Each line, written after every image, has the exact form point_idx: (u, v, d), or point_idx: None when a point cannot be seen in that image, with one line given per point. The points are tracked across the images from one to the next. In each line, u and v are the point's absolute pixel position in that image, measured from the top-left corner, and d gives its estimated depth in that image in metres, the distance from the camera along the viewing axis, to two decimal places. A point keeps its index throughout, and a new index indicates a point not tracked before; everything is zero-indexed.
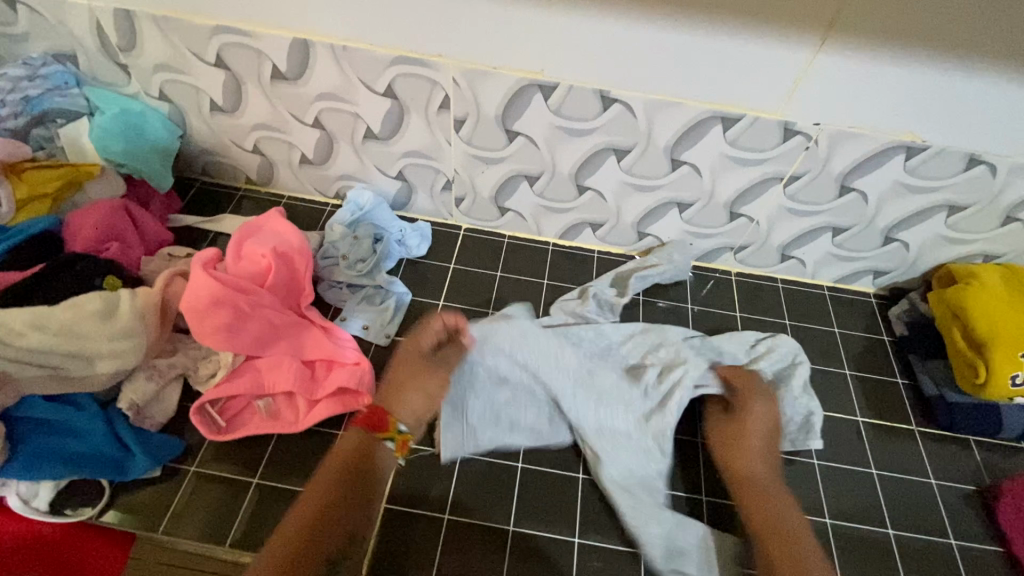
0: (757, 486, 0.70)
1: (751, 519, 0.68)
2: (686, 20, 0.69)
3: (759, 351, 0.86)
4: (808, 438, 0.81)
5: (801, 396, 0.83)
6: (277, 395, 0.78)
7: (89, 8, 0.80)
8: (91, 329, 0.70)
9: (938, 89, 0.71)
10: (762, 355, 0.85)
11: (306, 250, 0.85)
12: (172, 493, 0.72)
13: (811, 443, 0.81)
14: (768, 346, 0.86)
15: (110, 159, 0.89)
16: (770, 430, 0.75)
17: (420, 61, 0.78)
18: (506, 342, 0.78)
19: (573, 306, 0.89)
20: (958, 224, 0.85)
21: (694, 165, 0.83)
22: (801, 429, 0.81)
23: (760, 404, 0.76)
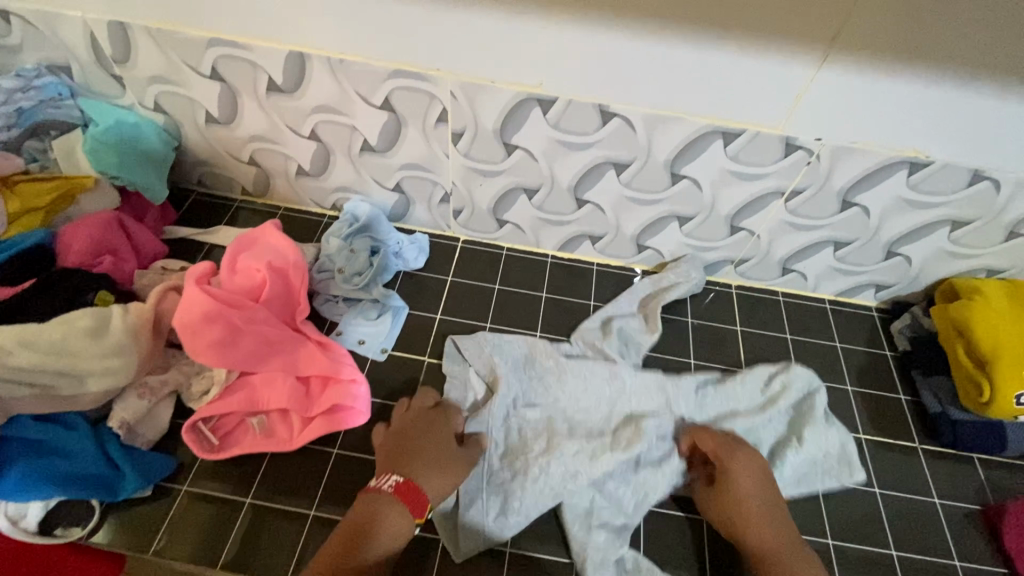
0: (778, 557, 0.66)
1: None
2: (687, 35, 0.68)
3: (774, 391, 0.84)
4: (851, 471, 0.79)
5: (830, 428, 0.81)
6: (270, 412, 0.77)
7: (83, 21, 0.79)
8: (81, 347, 0.69)
9: (942, 104, 0.70)
10: (778, 395, 0.83)
11: (300, 264, 0.83)
12: (163, 513, 0.70)
13: (857, 477, 0.79)
14: (783, 382, 0.84)
15: (103, 171, 0.86)
16: (763, 483, 0.72)
17: (418, 75, 0.77)
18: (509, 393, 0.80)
19: (594, 339, 0.87)
20: (961, 238, 0.84)
21: (694, 179, 0.82)
22: (843, 463, 0.79)
23: (745, 457, 0.73)
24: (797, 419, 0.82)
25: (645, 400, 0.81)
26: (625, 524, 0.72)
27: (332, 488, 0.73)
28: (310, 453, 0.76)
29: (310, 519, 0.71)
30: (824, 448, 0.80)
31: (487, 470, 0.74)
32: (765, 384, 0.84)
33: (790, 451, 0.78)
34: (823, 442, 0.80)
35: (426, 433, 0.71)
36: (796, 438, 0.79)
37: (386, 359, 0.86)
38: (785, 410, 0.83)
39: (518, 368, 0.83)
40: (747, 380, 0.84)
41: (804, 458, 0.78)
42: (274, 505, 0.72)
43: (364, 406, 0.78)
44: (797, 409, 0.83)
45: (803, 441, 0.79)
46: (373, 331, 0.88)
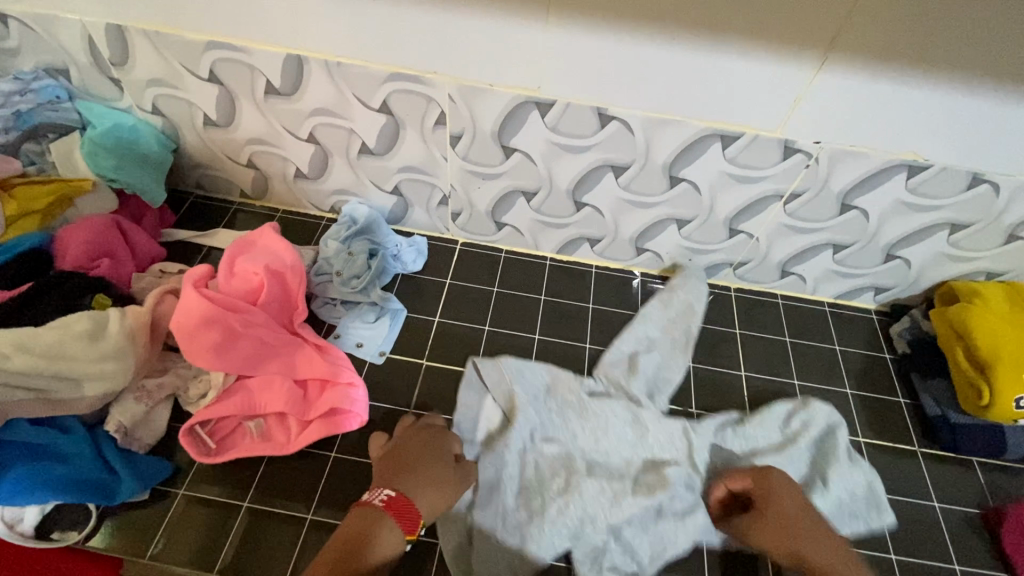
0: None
1: None
2: (684, 38, 0.68)
3: (795, 430, 0.80)
4: (880, 513, 0.76)
5: (853, 467, 0.78)
6: (268, 415, 0.76)
7: (81, 24, 0.79)
8: (78, 351, 0.69)
9: (940, 107, 0.70)
10: (798, 435, 0.80)
11: (298, 267, 0.83)
12: (160, 517, 0.70)
13: (885, 519, 0.76)
14: (804, 419, 0.81)
15: (101, 174, 0.87)
16: (804, 506, 0.67)
17: (416, 78, 0.77)
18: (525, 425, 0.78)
19: (620, 377, 0.84)
20: (960, 241, 0.84)
21: (692, 182, 0.82)
22: (872, 504, 0.77)
23: (778, 481, 0.69)
24: (820, 457, 0.79)
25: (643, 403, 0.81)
26: (632, 566, 0.70)
27: (329, 493, 0.73)
28: (308, 456, 0.76)
29: (307, 524, 0.71)
30: (850, 488, 0.77)
31: (502, 512, 0.72)
32: (783, 423, 0.81)
33: (814, 495, 0.75)
34: (849, 479, 0.77)
35: (421, 447, 0.69)
36: (821, 480, 0.76)
37: (384, 361, 0.85)
38: (810, 445, 0.80)
39: (532, 390, 0.81)
40: (767, 420, 0.81)
41: (830, 503, 0.75)
42: (271, 509, 0.72)
43: (362, 410, 0.77)
44: (818, 447, 0.80)
45: (828, 484, 0.76)
46: (371, 334, 0.87)
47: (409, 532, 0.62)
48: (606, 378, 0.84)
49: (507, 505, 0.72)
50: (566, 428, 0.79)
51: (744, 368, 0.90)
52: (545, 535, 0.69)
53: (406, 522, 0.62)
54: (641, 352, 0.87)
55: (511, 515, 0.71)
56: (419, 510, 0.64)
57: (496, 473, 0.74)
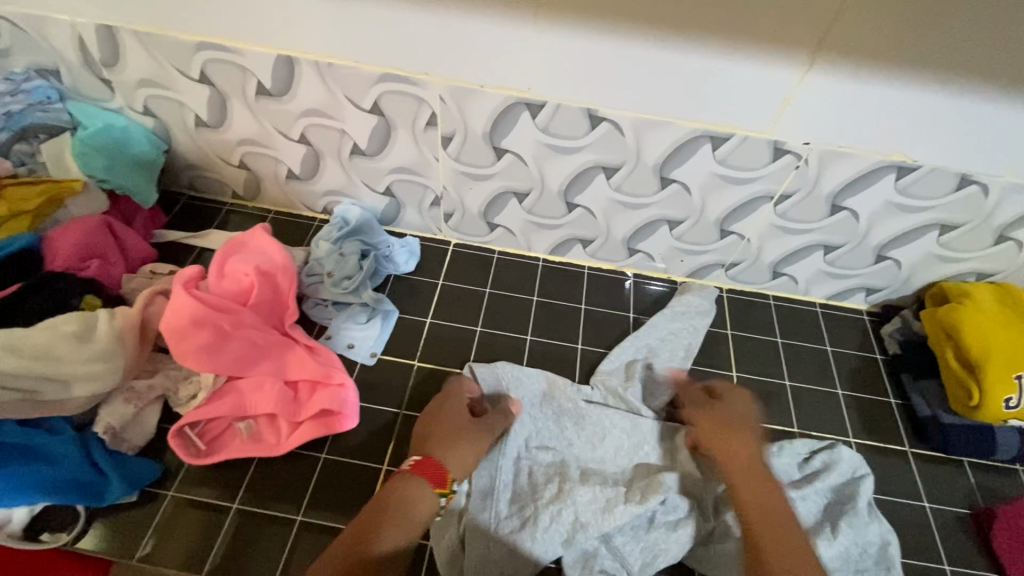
0: (751, 471, 0.67)
1: (742, 498, 0.65)
2: (672, 39, 0.68)
3: (814, 468, 0.77)
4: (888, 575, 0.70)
5: (869, 519, 0.73)
6: (258, 416, 0.76)
7: (71, 24, 0.79)
8: (67, 352, 0.69)
9: (929, 108, 0.70)
10: (817, 474, 0.77)
11: (289, 267, 0.83)
12: (149, 519, 0.70)
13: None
14: (825, 460, 0.78)
15: (92, 175, 0.87)
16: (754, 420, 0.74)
17: (407, 79, 0.77)
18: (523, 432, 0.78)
19: (617, 387, 0.83)
20: (950, 242, 0.85)
21: (683, 183, 0.82)
22: (880, 564, 0.71)
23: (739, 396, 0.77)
24: (836, 504, 0.75)
25: (634, 404, 0.81)
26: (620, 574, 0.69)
27: (320, 494, 0.73)
28: (298, 457, 0.76)
29: (297, 525, 0.71)
30: (861, 543, 0.72)
31: (495, 518, 0.70)
32: (803, 460, 0.78)
33: (821, 540, 0.71)
34: (863, 533, 0.72)
35: (444, 409, 0.73)
36: (831, 527, 0.72)
37: (375, 363, 0.85)
38: (825, 490, 0.76)
39: (526, 392, 0.81)
40: (784, 452, 0.78)
41: (838, 551, 0.71)
42: (261, 510, 0.71)
43: (353, 410, 0.77)
44: (836, 492, 0.76)
45: (838, 532, 0.71)
46: (362, 335, 0.87)
47: (440, 487, 0.65)
48: (598, 378, 0.84)
49: (498, 504, 0.71)
50: (557, 428, 0.79)
51: (736, 368, 0.90)
52: (536, 536, 0.68)
53: (433, 478, 0.65)
54: (634, 356, 0.87)
55: (503, 515, 0.71)
56: (446, 466, 0.66)
57: (488, 473, 0.73)
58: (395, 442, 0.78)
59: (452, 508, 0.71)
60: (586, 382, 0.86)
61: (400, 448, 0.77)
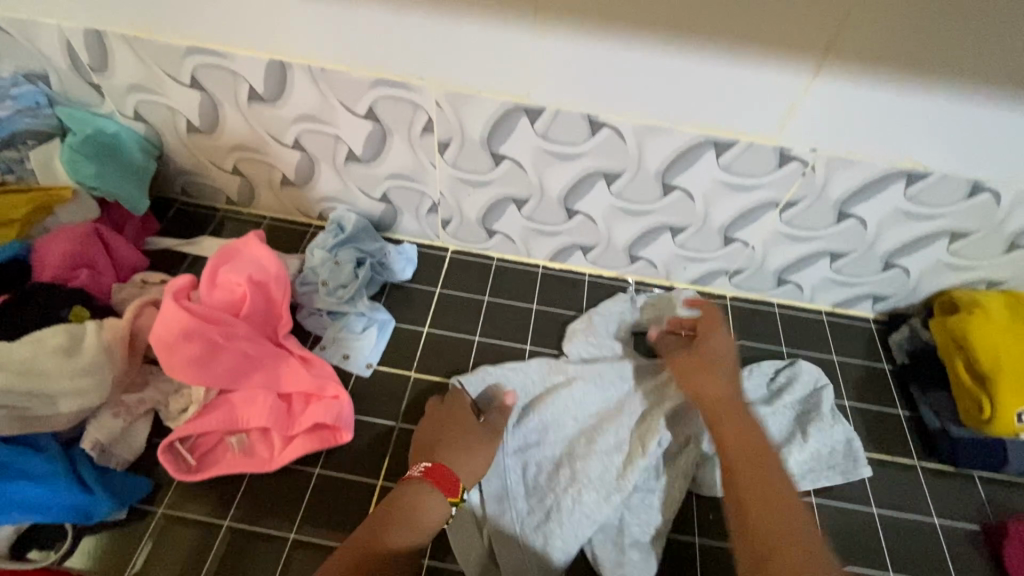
0: (727, 404, 0.69)
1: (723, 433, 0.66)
2: (674, 43, 0.66)
3: (781, 385, 0.84)
4: (857, 467, 0.79)
5: (835, 423, 0.81)
6: (251, 431, 0.74)
7: (59, 29, 0.77)
8: (53, 367, 0.67)
9: (939, 115, 0.68)
10: (784, 389, 0.83)
11: (283, 277, 0.81)
12: (139, 537, 0.68)
13: (862, 471, 0.79)
14: (789, 376, 0.84)
15: (82, 182, 0.84)
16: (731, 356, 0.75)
17: (402, 84, 0.75)
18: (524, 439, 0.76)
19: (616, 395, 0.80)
20: (961, 250, 0.82)
21: (686, 190, 0.80)
22: (848, 459, 0.79)
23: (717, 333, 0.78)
24: (803, 413, 0.81)
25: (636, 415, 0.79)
26: None
27: (313, 509, 0.71)
28: (291, 472, 0.74)
29: (290, 542, 0.69)
30: (830, 444, 0.80)
31: (517, 518, 0.70)
32: (770, 379, 0.84)
33: (794, 446, 0.77)
34: (830, 437, 0.80)
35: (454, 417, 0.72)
36: (801, 433, 0.79)
37: (371, 374, 0.83)
38: (792, 405, 0.82)
39: (519, 386, 0.80)
40: (754, 373, 0.84)
41: (809, 454, 0.78)
42: (254, 527, 0.70)
43: (347, 424, 0.75)
44: (801, 404, 0.83)
45: (808, 437, 0.78)
46: (357, 344, 0.85)
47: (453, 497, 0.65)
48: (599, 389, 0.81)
49: (516, 503, 0.71)
50: (557, 440, 0.76)
51: None
52: (562, 526, 0.68)
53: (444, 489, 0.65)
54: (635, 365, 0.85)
55: (523, 511, 0.71)
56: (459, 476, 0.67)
57: (498, 476, 0.72)
58: (390, 457, 0.76)
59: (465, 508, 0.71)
60: (583, 308, 0.93)
61: (396, 462, 0.76)
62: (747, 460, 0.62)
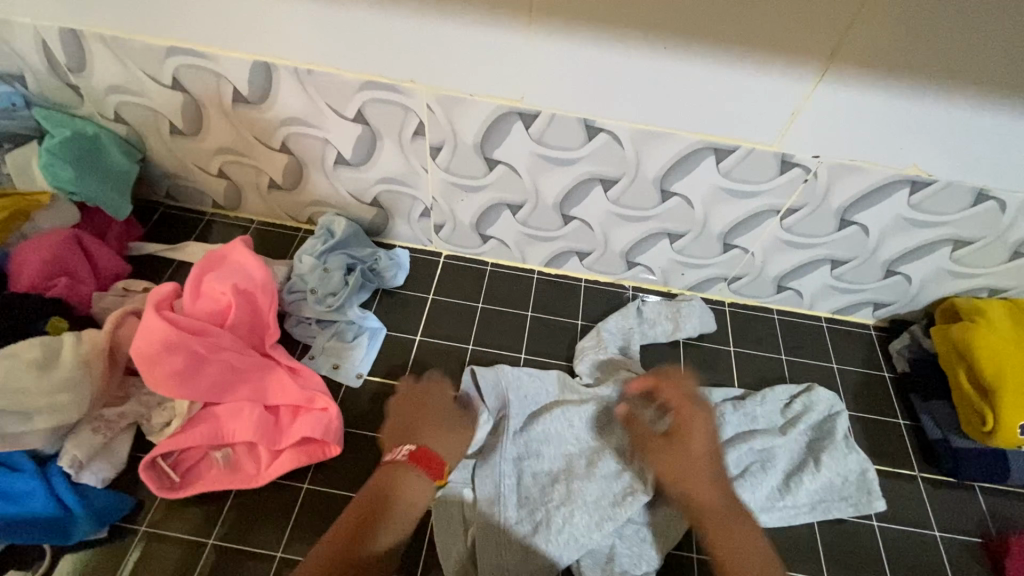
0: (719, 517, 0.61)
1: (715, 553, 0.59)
2: (675, 46, 0.64)
3: (795, 412, 0.81)
4: (871, 500, 0.76)
5: (848, 451, 0.78)
6: (236, 445, 0.72)
7: (34, 27, 0.74)
8: (29, 382, 0.65)
9: (946, 122, 0.66)
10: (799, 417, 0.81)
11: (270, 285, 0.79)
12: (119, 556, 0.66)
13: (875, 505, 0.76)
14: (804, 403, 0.82)
15: (60, 186, 0.81)
16: (713, 446, 0.66)
17: (392, 87, 0.73)
18: (526, 449, 0.74)
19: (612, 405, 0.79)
20: (963, 258, 0.81)
21: (685, 197, 0.78)
22: (863, 491, 0.76)
23: (697, 419, 0.67)
24: (816, 441, 0.79)
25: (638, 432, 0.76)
26: None
27: (303, 527, 0.69)
28: (278, 488, 0.72)
29: (277, 561, 0.67)
30: (843, 473, 0.77)
31: (505, 522, 0.68)
32: (784, 406, 0.82)
33: (805, 475, 0.76)
34: (841, 466, 0.77)
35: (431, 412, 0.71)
36: (814, 461, 0.77)
37: (361, 384, 0.81)
38: (805, 431, 0.80)
39: (528, 396, 0.78)
40: (767, 399, 0.81)
41: (821, 483, 0.76)
42: (240, 546, 0.68)
43: (336, 437, 0.73)
44: (817, 430, 0.81)
45: (821, 466, 0.76)
46: (348, 354, 0.83)
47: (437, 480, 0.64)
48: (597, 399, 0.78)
49: (506, 509, 0.69)
50: (551, 451, 0.74)
51: (739, 385, 0.86)
52: (551, 539, 0.67)
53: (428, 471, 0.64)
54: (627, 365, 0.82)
55: (512, 519, 0.69)
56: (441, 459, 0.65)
57: (491, 480, 0.71)
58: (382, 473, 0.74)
59: (457, 520, 0.70)
60: (587, 327, 0.90)
61: None
62: (722, 522, 0.61)
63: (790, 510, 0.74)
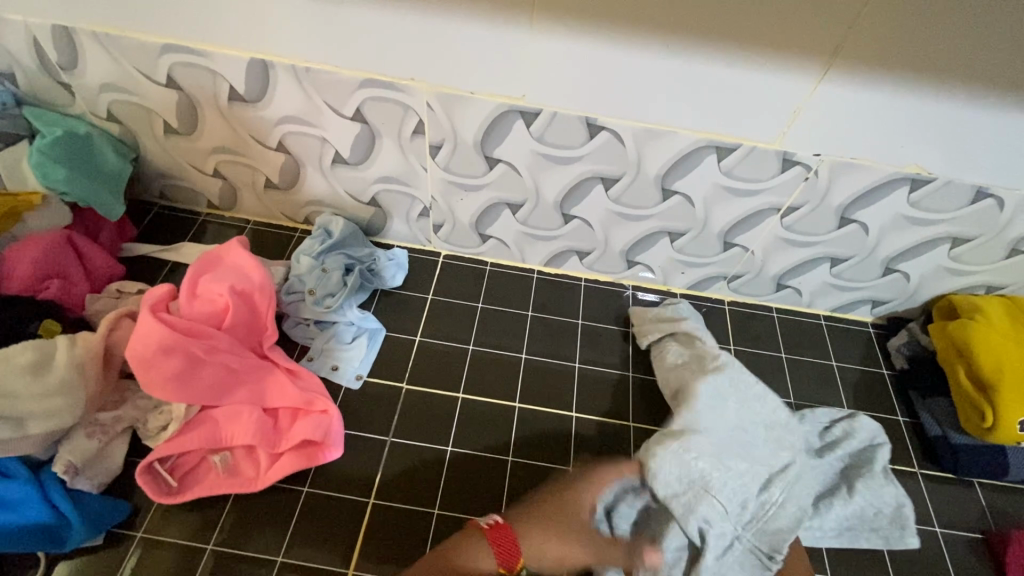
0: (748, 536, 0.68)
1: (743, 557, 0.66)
2: (678, 45, 0.64)
3: (835, 436, 0.79)
4: (904, 534, 0.73)
5: (885, 482, 0.75)
6: (235, 448, 0.71)
7: (24, 25, 0.73)
8: (21, 387, 0.63)
9: (946, 119, 0.66)
10: (837, 442, 0.78)
11: (267, 286, 0.78)
12: (116, 564, 0.65)
13: (908, 540, 0.73)
14: (846, 429, 0.79)
15: (52, 187, 0.79)
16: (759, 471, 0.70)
17: (391, 86, 0.72)
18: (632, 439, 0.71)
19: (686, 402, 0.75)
20: (960, 256, 0.81)
21: (686, 196, 0.78)
22: (895, 524, 0.73)
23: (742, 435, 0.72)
24: (851, 469, 0.76)
25: (750, 437, 0.72)
26: None
27: (301, 530, 0.68)
28: (277, 491, 0.71)
29: (278, 566, 0.66)
30: (875, 504, 0.74)
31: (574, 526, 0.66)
32: (824, 429, 0.80)
33: (836, 499, 0.73)
34: (877, 497, 0.74)
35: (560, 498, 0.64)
36: (847, 488, 0.74)
37: (361, 386, 0.80)
38: (843, 458, 0.77)
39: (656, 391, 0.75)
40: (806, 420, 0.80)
41: (852, 510, 0.73)
42: (238, 552, 0.66)
43: (337, 440, 0.72)
44: (854, 458, 0.78)
45: (853, 493, 0.74)
46: (346, 355, 0.82)
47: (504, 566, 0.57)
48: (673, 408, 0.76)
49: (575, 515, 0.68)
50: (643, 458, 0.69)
51: None
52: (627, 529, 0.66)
53: (512, 555, 0.58)
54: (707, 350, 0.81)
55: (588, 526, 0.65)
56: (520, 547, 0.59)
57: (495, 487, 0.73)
58: (382, 473, 0.73)
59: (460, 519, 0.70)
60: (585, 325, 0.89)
61: (387, 479, 0.72)
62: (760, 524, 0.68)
63: (816, 532, 0.73)
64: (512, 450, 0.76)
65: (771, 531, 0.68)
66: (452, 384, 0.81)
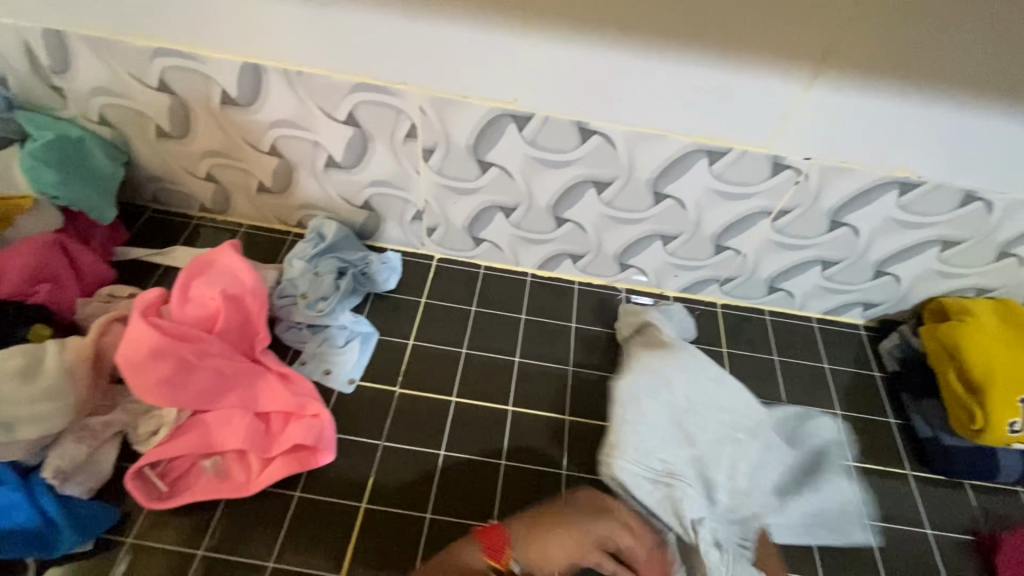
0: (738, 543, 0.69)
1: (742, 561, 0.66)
2: (669, 50, 0.64)
3: (796, 431, 0.81)
4: (857, 527, 0.75)
5: (842, 477, 0.77)
6: (226, 453, 0.71)
7: (17, 29, 0.73)
8: (9, 392, 0.63)
9: (935, 123, 0.67)
10: (797, 436, 0.81)
11: (259, 290, 0.77)
12: (104, 571, 0.64)
13: (858, 535, 0.74)
14: (802, 423, 0.82)
15: (43, 190, 0.78)
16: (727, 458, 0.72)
17: (384, 90, 0.72)
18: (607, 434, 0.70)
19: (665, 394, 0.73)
20: (951, 258, 0.82)
21: (678, 199, 0.78)
22: (851, 518, 0.75)
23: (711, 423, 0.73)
24: (813, 463, 0.78)
25: (716, 425, 0.73)
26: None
27: (292, 535, 0.68)
28: (268, 496, 0.70)
29: (268, 572, 0.65)
30: (835, 498, 0.75)
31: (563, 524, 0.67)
32: (788, 423, 0.82)
33: (800, 495, 0.75)
34: (834, 491, 0.76)
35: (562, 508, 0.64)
36: (809, 484, 0.76)
37: (353, 390, 0.80)
38: (805, 453, 0.79)
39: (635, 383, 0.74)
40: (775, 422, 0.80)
41: (815, 506, 0.74)
42: (229, 557, 0.66)
43: (329, 444, 0.72)
44: (816, 453, 0.80)
45: (814, 489, 0.75)
46: (339, 359, 0.82)
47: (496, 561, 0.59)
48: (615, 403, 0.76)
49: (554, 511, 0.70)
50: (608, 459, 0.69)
51: None
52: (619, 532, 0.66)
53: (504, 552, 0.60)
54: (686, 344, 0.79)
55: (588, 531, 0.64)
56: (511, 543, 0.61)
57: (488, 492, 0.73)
58: (375, 477, 0.73)
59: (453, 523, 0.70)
60: (578, 328, 0.89)
61: (380, 484, 0.72)
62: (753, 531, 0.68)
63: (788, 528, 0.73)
64: (505, 453, 0.76)
65: (743, 518, 0.70)
66: (446, 388, 0.81)
